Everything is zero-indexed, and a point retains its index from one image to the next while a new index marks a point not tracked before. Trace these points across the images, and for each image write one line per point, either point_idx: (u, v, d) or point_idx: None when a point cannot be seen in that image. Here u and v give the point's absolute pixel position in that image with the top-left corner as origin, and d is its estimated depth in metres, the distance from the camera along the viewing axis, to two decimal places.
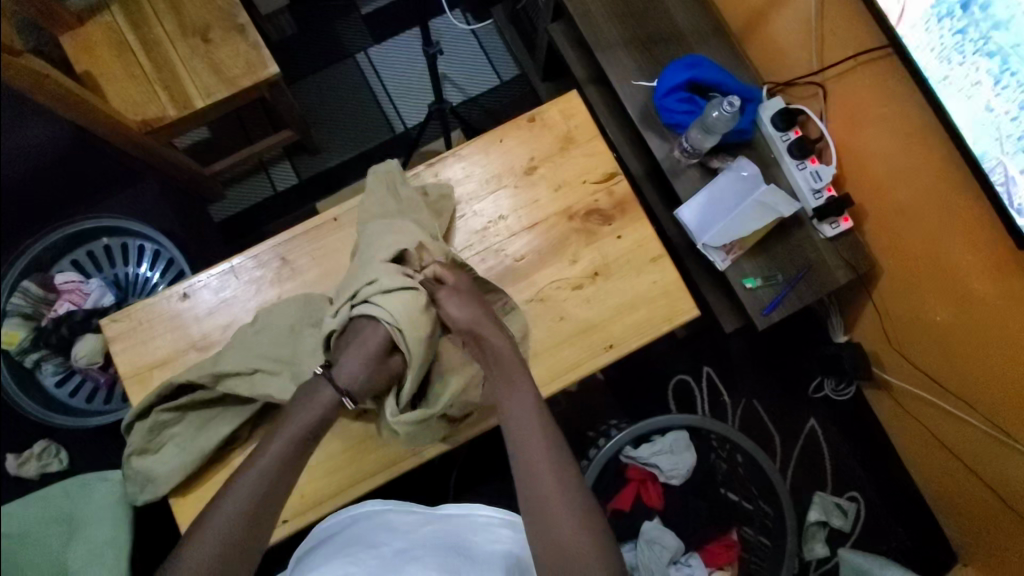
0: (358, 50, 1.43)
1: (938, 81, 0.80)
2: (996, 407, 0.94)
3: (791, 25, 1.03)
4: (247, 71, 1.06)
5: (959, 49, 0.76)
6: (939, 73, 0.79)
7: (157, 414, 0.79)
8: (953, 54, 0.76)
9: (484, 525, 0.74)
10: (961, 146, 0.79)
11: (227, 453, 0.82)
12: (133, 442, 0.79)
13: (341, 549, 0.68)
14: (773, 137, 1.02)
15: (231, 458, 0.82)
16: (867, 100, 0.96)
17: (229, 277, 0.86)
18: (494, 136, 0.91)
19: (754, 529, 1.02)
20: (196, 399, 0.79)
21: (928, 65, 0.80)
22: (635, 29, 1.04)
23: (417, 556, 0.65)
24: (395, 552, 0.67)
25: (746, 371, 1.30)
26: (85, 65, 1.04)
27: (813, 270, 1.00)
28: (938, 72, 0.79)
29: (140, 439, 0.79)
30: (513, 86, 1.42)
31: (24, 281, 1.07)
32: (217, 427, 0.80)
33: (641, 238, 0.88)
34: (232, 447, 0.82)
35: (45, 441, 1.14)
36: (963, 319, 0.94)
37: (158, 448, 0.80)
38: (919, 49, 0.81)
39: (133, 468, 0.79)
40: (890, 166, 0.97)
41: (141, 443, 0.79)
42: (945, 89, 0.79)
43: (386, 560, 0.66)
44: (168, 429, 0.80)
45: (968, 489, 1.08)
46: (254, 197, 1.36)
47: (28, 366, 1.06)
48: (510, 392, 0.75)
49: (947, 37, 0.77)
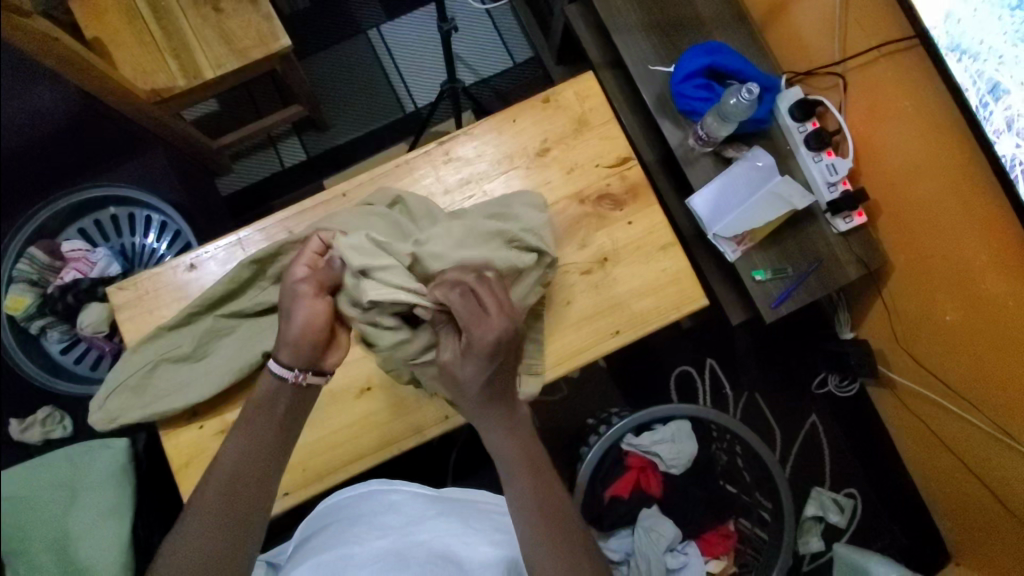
0: (370, 26, 1.41)
1: (1013, 67, 0.70)
2: (999, 408, 0.94)
3: (815, 14, 1.01)
4: (258, 43, 1.05)
5: (1003, 33, 0.71)
6: (1013, 53, 0.70)
7: (156, 340, 0.80)
8: (1002, 38, 0.71)
9: (491, 510, 0.75)
10: (1002, 126, 0.74)
11: (223, 404, 0.81)
12: (119, 371, 0.79)
13: (347, 531, 0.70)
14: (790, 128, 1.00)
15: (226, 409, 0.81)
16: (889, 93, 0.94)
17: (237, 249, 0.86)
18: (507, 116, 0.90)
19: (750, 521, 1.04)
20: (223, 313, 0.80)
21: (1004, 46, 0.71)
22: (655, 13, 1.02)
23: (423, 541, 0.67)
24: (401, 535, 0.68)
25: (750, 365, 1.30)
26: (95, 31, 1.03)
27: (824, 265, 0.99)
28: (1008, 52, 0.71)
29: (129, 365, 0.79)
30: (525, 69, 1.40)
31: (31, 248, 1.07)
32: (223, 358, 0.79)
33: (652, 224, 0.87)
34: (228, 400, 0.81)
35: (50, 407, 1.14)
36: (973, 320, 0.94)
37: (160, 368, 0.79)
38: (986, 30, 0.72)
39: (130, 390, 0.77)
40: (910, 161, 0.95)
41: (128, 370, 0.78)
42: (1016, 70, 0.70)
43: (393, 541, 0.67)
44: (177, 351, 0.79)
45: (966, 490, 1.08)
46: (262, 171, 1.35)
47: (33, 332, 1.06)
48: (527, 485, 0.64)
49: (1015, 18, 0.69)
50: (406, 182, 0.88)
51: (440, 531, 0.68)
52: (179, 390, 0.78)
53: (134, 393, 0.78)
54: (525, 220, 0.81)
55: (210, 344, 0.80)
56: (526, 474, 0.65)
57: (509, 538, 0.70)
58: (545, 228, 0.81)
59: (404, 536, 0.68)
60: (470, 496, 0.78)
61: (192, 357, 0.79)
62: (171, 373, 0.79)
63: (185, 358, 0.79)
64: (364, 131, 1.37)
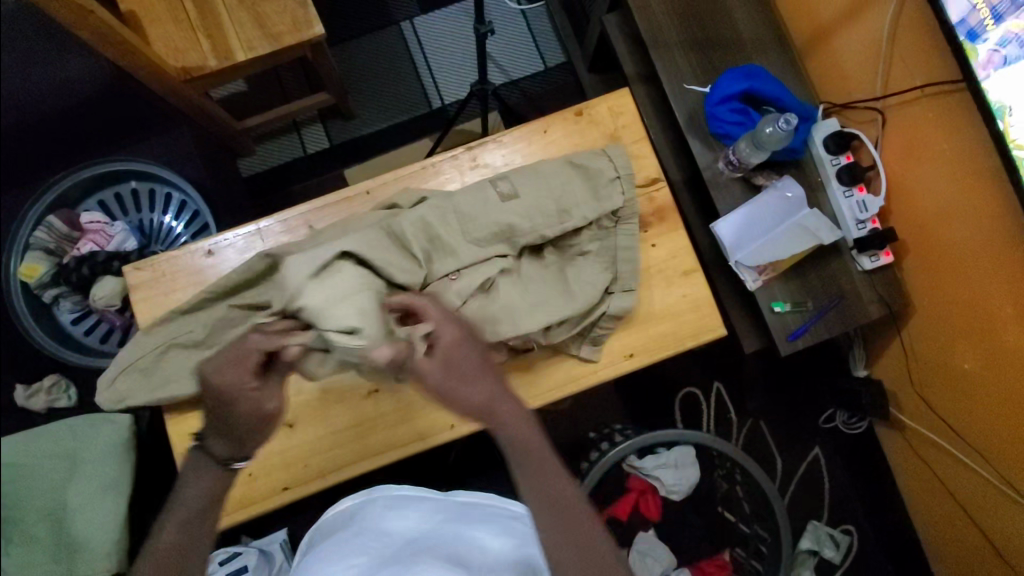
0: (404, 18, 1.40)
1: None
2: (1008, 462, 0.92)
3: (858, 44, 0.98)
4: (292, 29, 1.03)
5: None
6: None
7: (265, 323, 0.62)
8: None
9: (499, 516, 0.72)
10: None
11: None
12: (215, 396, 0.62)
13: (349, 538, 0.66)
14: (823, 160, 0.98)
15: None
16: (928, 133, 0.92)
17: (256, 238, 0.85)
18: (538, 126, 0.89)
19: (747, 552, 1.02)
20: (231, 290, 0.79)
21: None
22: (695, 31, 1.01)
23: (427, 548, 0.62)
24: (405, 542, 0.64)
25: (758, 391, 1.29)
26: (130, 4, 1.03)
27: (846, 301, 0.97)
28: None
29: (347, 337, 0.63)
30: (557, 73, 1.39)
31: (51, 216, 1.07)
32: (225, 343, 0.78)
33: (676, 248, 0.86)
34: None
35: (56, 376, 1.14)
36: (991, 372, 0.92)
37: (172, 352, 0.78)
38: None
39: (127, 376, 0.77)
40: (943, 205, 0.93)
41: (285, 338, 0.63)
42: None
43: (397, 549, 0.63)
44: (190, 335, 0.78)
45: (967, 538, 1.06)
46: (283, 156, 1.34)
47: (47, 301, 1.07)
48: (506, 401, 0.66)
49: None
50: (431, 184, 0.87)
51: (446, 540, 0.65)
52: (188, 376, 0.77)
53: (143, 375, 0.77)
54: (582, 150, 0.87)
55: (340, 317, 0.64)
56: (525, 459, 0.65)
57: (512, 544, 0.66)
58: (530, 183, 0.81)
59: (408, 543, 0.64)
60: (480, 498, 0.74)
61: (202, 344, 0.78)
62: (179, 359, 0.78)
63: (195, 345, 0.78)
64: (388, 124, 1.37)
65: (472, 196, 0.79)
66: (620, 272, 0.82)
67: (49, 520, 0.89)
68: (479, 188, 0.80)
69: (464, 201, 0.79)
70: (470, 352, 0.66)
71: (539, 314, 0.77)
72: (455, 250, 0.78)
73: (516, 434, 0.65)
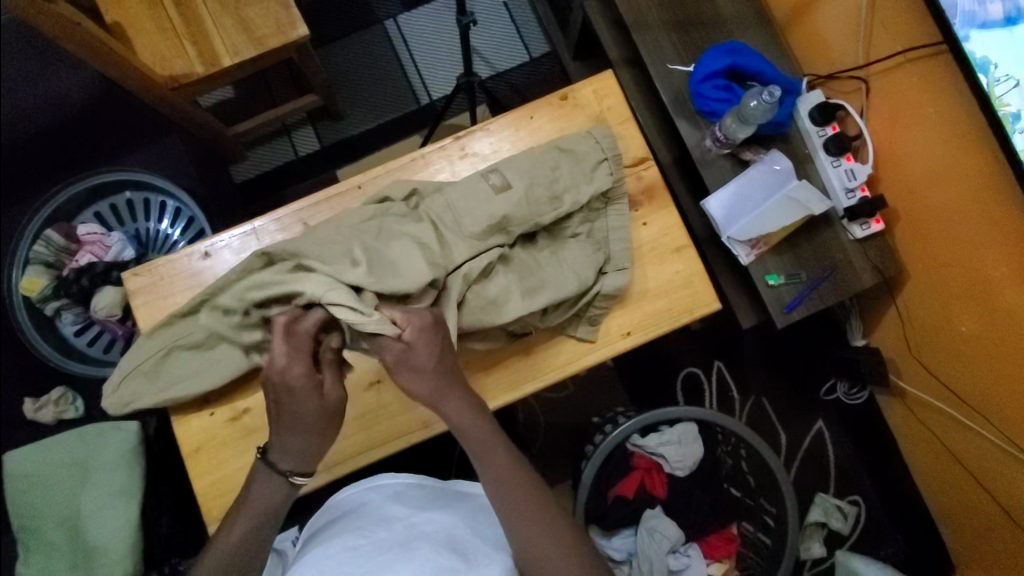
0: (387, 17, 1.40)
1: None
2: (1009, 420, 0.93)
3: (839, 15, 0.99)
4: (276, 31, 1.04)
5: None
6: None
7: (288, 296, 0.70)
8: None
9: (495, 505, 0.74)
10: None
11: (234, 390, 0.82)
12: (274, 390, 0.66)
13: (352, 526, 0.66)
14: (809, 131, 0.99)
15: (236, 397, 0.82)
16: (913, 98, 0.93)
17: (251, 238, 0.86)
18: (524, 113, 0.89)
19: (754, 526, 1.03)
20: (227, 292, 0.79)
21: None
22: (677, 11, 1.01)
23: (427, 532, 0.63)
24: (405, 527, 0.64)
25: (758, 367, 1.30)
26: (114, 15, 1.03)
27: (839, 270, 0.98)
28: None
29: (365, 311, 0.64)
30: (542, 63, 1.39)
31: (48, 230, 1.08)
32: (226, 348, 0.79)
33: (668, 225, 0.87)
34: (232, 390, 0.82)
35: (62, 388, 1.15)
36: (988, 331, 0.93)
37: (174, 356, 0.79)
38: None
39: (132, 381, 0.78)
40: (931, 169, 0.93)
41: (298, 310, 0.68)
42: None
43: (396, 533, 0.63)
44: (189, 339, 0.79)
45: (971, 499, 1.07)
46: (275, 159, 1.35)
47: (49, 313, 1.08)
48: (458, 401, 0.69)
49: None
50: (421, 175, 0.88)
51: (446, 524, 0.66)
52: (192, 377, 0.79)
53: (147, 379, 0.78)
54: (568, 133, 0.88)
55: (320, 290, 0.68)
56: (485, 452, 0.68)
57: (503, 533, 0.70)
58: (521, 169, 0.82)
59: (407, 527, 0.65)
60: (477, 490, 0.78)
61: (203, 346, 0.79)
62: (182, 360, 0.79)
63: (197, 346, 0.79)
64: (377, 122, 1.37)
65: (463, 188, 0.80)
66: (611, 251, 0.83)
67: (64, 527, 0.90)
68: (470, 180, 0.80)
69: (456, 194, 0.80)
70: (430, 349, 0.67)
71: (538, 295, 0.78)
72: (450, 241, 0.78)
73: (471, 427, 0.69)
